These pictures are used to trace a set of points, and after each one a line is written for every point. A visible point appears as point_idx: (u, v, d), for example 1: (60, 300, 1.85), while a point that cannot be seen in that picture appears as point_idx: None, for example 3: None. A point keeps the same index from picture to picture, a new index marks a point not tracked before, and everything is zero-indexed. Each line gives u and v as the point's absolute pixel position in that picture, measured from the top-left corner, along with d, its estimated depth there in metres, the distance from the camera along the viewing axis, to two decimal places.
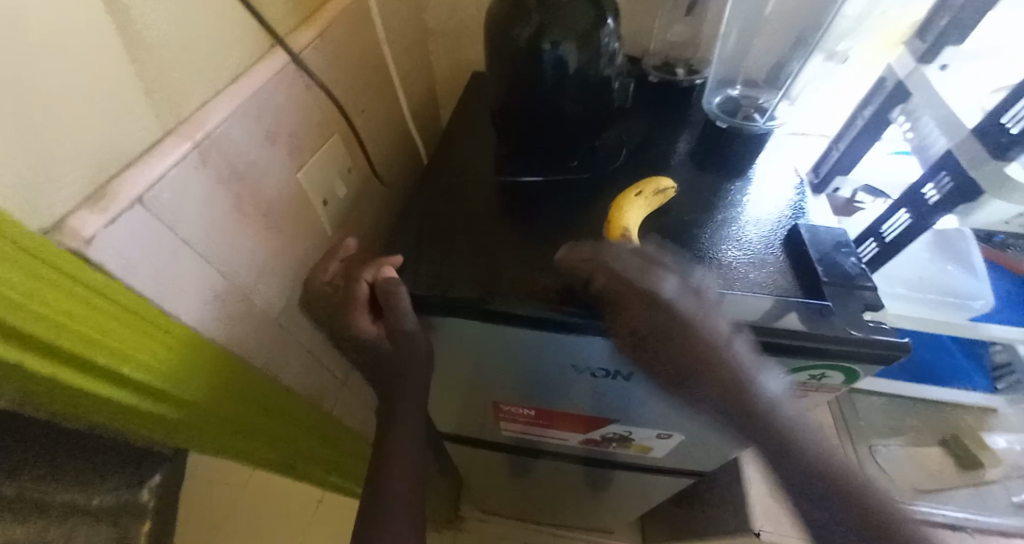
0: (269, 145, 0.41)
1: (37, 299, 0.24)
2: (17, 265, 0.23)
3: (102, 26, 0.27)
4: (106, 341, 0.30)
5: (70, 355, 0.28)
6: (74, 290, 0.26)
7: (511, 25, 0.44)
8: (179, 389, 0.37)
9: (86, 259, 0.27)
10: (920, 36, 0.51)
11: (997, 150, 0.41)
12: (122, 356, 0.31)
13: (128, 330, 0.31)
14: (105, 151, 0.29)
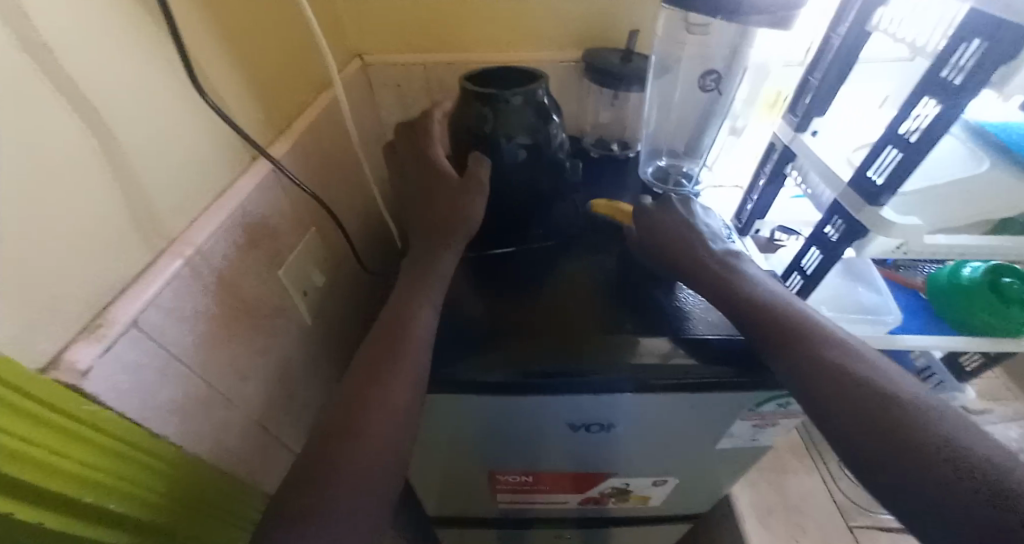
0: (252, 249, 0.42)
1: (41, 445, 0.23)
2: (13, 412, 0.22)
3: (101, 163, 0.29)
4: (115, 483, 0.28)
5: (84, 509, 0.26)
6: (71, 428, 0.25)
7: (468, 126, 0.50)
8: (172, 520, 0.32)
9: (84, 391, 0.26)
10: (793, 112, 0.64)
11: (870, 197, 0.52)
12: (131, 498, 0.29)
13: (120, 460, 0.29)
14: (101, 279, 0.29)
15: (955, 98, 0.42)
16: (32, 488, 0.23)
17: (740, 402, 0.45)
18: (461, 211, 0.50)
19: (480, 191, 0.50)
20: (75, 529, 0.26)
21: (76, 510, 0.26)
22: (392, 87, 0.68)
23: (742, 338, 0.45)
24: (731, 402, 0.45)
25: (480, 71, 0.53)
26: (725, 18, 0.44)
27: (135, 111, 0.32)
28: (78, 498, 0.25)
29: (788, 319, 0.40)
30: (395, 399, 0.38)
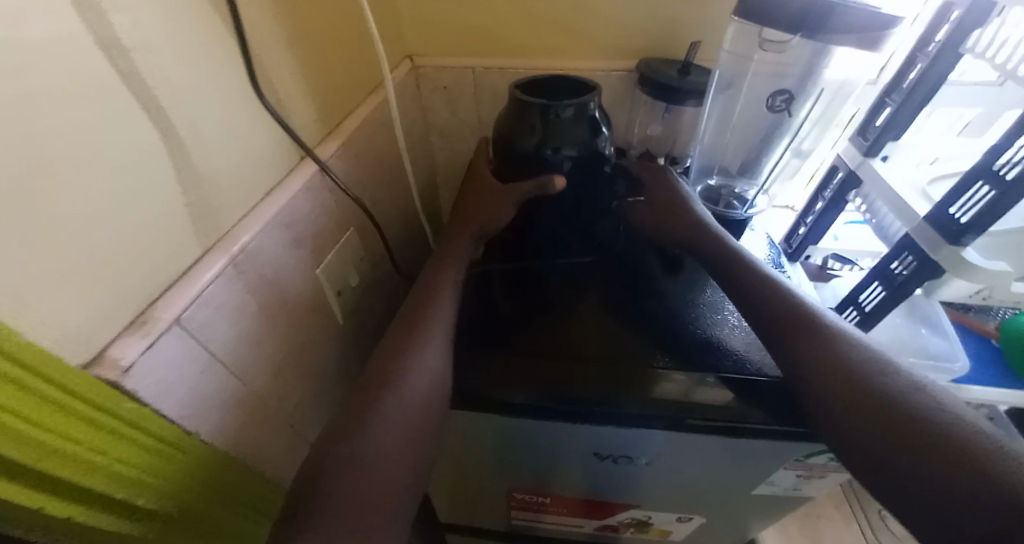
0: (294, 249, 0.43)
1: (75, 440, 0.23)
2: (49, 406, 0.22)
3: (161, 162, 0.29)
4: (145, 479, 0.28)
5: (109, 503, 0.26)
6: (106, 421, 0.25)
7: (518, 137, 0.49)
8: (193, 516, 0.32)
9: (124, 387, 0.26)
10: (863, 135, 0.60)
11: (951, 236, 0.47)
12: (158, 493, 0.29)
13: (152, 454, 0.29)
14: (152, 276, 0.30)
15: None
16: (61, 481, 0.23)
17: (788, 450, 0.42)
18: (489, 211, 0.52)
19: (511, 202, 0.52)
20: (98, 522, 0.26)
21: (102, 503, 0.26)
22: (441, 90, 0.68)
23: (777, 378, 0.41)
24: (777, 449, 0.42)
25: (538, 78, 0.51)
26: (807, 35, 0.41)
27: (199, 111, 0.32)
28: (104, 492, 0.25)
29: (871, 365, 0.36)
30: (415, 409, 0.37)
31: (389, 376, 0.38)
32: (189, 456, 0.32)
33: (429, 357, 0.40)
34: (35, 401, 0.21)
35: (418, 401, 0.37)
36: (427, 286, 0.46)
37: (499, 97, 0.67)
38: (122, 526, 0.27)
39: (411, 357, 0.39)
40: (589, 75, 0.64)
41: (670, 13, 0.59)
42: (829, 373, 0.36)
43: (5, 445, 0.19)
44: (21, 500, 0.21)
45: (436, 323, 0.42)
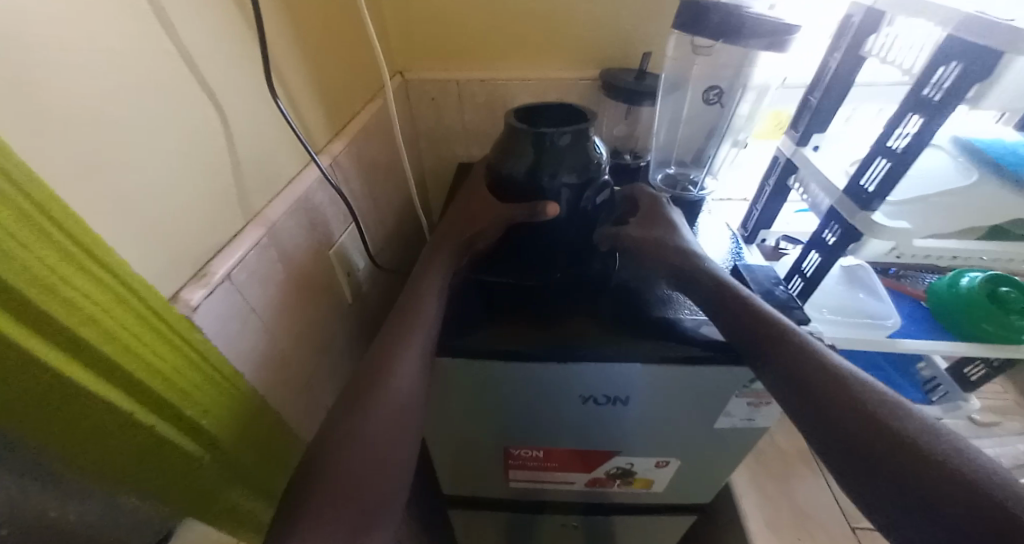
0: (311, 229, 0.49)
1: (148, 348, 0.29)
2: (131, 314, 0.28)
3: (215, 147, 0.36)
4: (199, 400, 0.34)
5: (176, 415, 0.32)
6: (177, 345, 0.32)
7: (515, 165, 0.48)
8: (232, 444, 0.37)
9: (194, 323, 0.33)
10: (795, 128, 0.71)
11: (861, 203, 0.57)
12: (212, 417, 0.35)
13: (204, 380, 0.34)
14: (208, 239, 0.36)
15: (937, 112, 0.47)
16: (141, 384, 0.29)
17: (737, 378, 0.48)
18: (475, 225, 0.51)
19: (497, 222, 0.50)
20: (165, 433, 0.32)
21: (164, 411, 0.31)
22: (429, 101, 0.77)
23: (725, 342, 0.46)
24: (727, 380, 0.49)
25: (532, 105, 0.51)
26: (729, 42, 0.50)
27: (240, 107, 0.39)
28: (172, 403, 0.31)
29: None
30: (405, 396, 0.36)
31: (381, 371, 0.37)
32: (236, 392, 0.38)
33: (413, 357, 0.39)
34: (122, 308, 0.27)
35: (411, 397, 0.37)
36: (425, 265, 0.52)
37: (481, 104, 0.76)
38: (185, 442, 0.33)
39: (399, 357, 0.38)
40: (559, 83, 0.74)
41: (624, 28, 0.69)
42: (786, 347, 0.37)
43: (93, 334, 0.25)
44: (101, 392, 0.27)
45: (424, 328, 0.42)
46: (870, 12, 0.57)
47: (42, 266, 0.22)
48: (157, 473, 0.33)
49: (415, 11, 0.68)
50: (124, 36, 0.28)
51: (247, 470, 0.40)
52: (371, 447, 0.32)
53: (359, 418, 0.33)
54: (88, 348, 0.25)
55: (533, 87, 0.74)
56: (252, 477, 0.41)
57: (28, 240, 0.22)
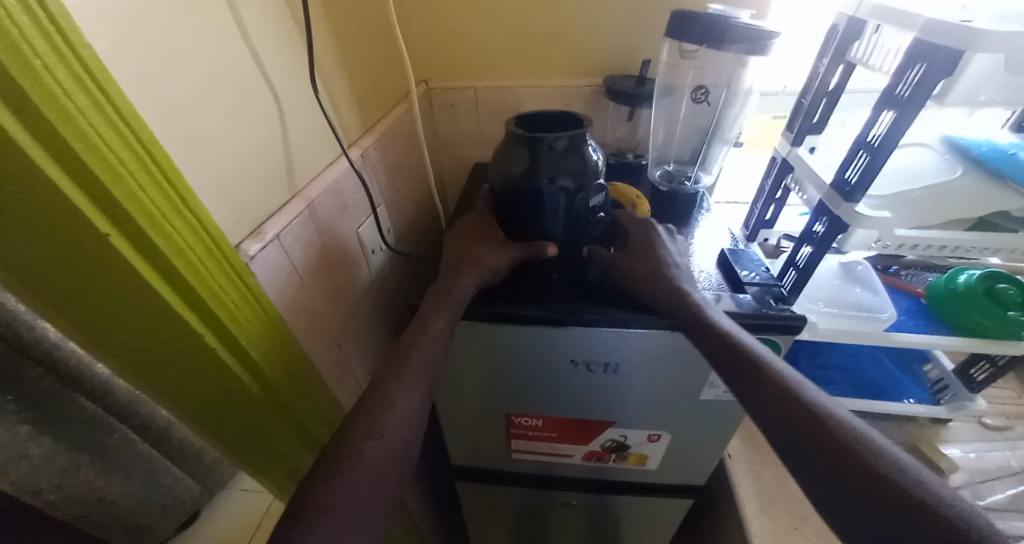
0: (343, 207, 0.56)
1: (208, 270, 0.35)
2: (200, 240, 0.34)
3: (268, 128, 0.44)
4: (245, 326, 0.39)
5: (220, 332, 0.37)
6: (242, 289, 0.39)
7: (513, 169, 0.52)
8: (267, 372, 0.43)
9: (251, 271, 0.40)
10: (790, 131, 0.75)
11: (846, 194, 0.61)
12: (263, 355, 0.42)
13: (251, 312, 0.40)
14: (260, 204, 0.44)
15: (904, 109, 0.50)
16: (210, 313, 0.36)
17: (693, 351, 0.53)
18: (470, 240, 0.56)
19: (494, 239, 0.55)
20: (224, 358, 0.39)
21: (212, 326, 0.37)
22: (451, 105, 0.84)
23: (669, 327, 0.50)
24: (692, 354, 0.54)
25: (533, 113, 0.55)
26: (712, 47, 0.56)
27: (292, 99, 0.47)
28: (220, 322, 0.37)
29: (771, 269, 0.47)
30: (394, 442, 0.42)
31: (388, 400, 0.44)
32: (286, 340, 0.44)
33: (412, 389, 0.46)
34: (195, 234, 0.34)
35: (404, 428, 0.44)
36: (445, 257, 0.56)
37: (497, 108, 0.84)
38: (227, 358, 0.39)
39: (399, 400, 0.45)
40: (567, 89, 0.81)
41: (626, 39, 0.76)
42: (768, 378, 0.41)
43: (165, 247, 0.31)
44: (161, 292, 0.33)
45: (421, 359, 0.47)
46: (853, 19, 0.61)
47: (150, 205, 0.30)
48: (204, 383, 0.39)
49: (438, 26, 0.77)
50: (207, 37, 0.36)
51: (284, 404, 0.46)
52: (364, 476, 0.40)
53: (361, 448, 0.41)
54: (159, 257, 0.31)
55: (543, 93, 0.82)
56: (286, 411, 0.47)
57: (145, 185, 0.29)
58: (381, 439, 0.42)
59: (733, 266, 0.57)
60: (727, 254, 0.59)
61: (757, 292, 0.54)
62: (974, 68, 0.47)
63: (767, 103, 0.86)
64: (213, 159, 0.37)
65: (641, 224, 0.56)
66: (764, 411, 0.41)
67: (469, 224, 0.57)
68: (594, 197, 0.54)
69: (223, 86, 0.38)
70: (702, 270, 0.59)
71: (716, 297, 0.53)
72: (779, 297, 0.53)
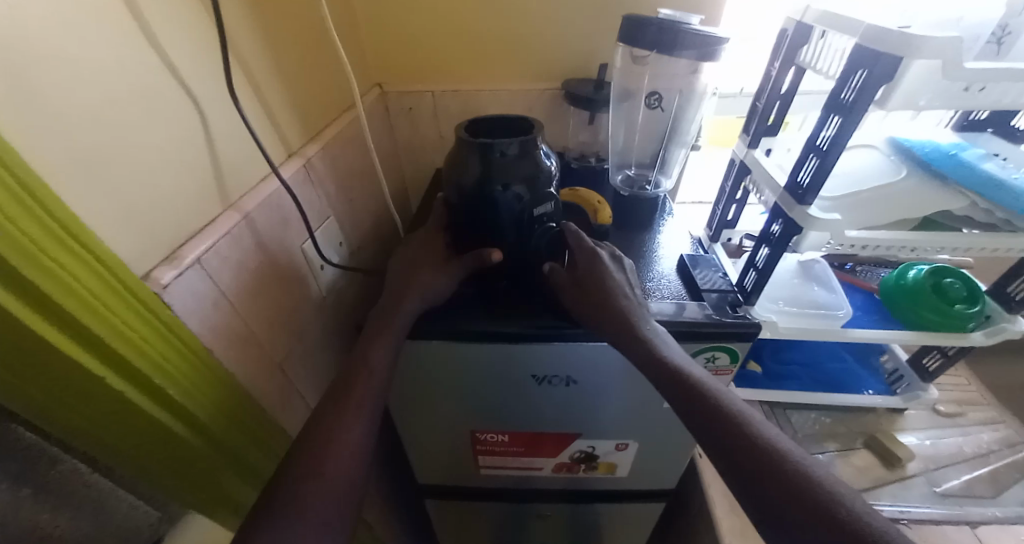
0: (285, 223, 0.53)
1: (105, 304, 0.32)
2: (92, 272, 0.31)
3: (190, 141, 0.40)
4: (159, 358, 0.36)
5: (126, 370, 0.34)
6: (149, 321, 0.35)
7: (465, 177, 0.50)
8: (190, 405, 0.39)
9: (163, 300, 0.36)
10: (746, 133, 0.76)
11: (798, 198, 0.61)
12: (181, 388, 0.38)
13: (163, 343, 0.37)
14: (181, 225, 0.40)
15: (850, 113, 0.51)
16: (112, 351, 0.33)
17: (627, 368, 0.54)
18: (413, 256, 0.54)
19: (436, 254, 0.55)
20: (135, 399, 0.35)
21: (115, 364, 0.33)
22: (408, 110, 0.82)
23: (600, 343, 0.50)
24: (625, 368, 0.54)
25: (474, 121, 0.53)
26: (664, 53, 0.55)
27: (219, 110, 0.44)
28: (125, 357, 0.34)
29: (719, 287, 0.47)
30: (340, 481, 0.40)
31: (335, 430, 0.42)
32: (209, 372, 0.41)
33: (358, 418, 0.44)
34: (86, 267, 0.30)
35: (353, 454, 0.42)
36: (396, 270, 0.54)
37: (456, 113, 0.82)
38: (136, 397, 0.35)
39: (341, 431, 0.42)
40: (527, 93, 0.80)
41: (583, 43, 0.75)
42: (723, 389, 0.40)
43: (50, 285, 0.28)
44: (48, 337, 0.29)
45: (367, 391, 0.46)
46: (800, 24, 0.61)
47: (23, 238, 0.26)
48: (115, 427, 0.35)
49: (390, 29, 0.74)
50: (109, 45, 0.33)
51: (216, 437, 0.43)
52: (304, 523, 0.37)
53: (302, 484, 0.39)
54: (43, 297, 0.28)
55: (503, 98, 0.80)
56: (218, 445, 0.43)
57: (15, 216, 0.26)
58: (322, 479, 0.40)
59: (691, 272, 0.57)
60: (686, 259, 0.59)
61: (715, 299, 0.53)
62: (914, 73, 0.48)
63: (725, 106, 0.87)
64: (118, 178, 0.33)
65: (580, 245, 0.52)
66: (701, 431, 0.39)
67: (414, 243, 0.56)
68: (536, 211, 0.52)
69: (129, 98, 0.34)
70: (661, 276, 0.58)
71: (676, 307, 0.52)
72: (735, 304, 0.53)
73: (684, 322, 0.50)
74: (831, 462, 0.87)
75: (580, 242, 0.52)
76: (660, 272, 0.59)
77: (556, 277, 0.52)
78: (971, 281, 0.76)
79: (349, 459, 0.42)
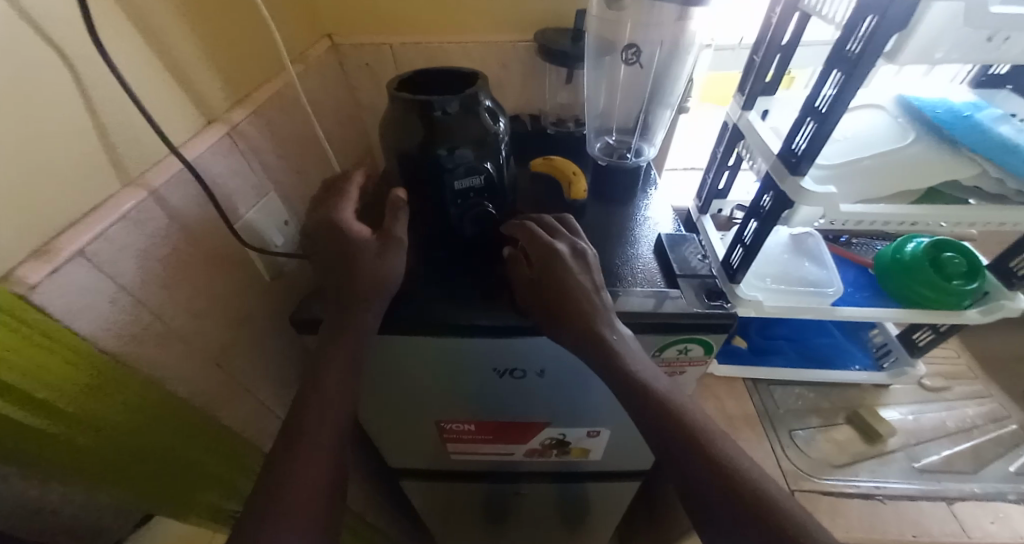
0: (205, 201, 0.47)
1: None
2: None
3: (61, 108, 0.34)
4: (34, 370, 0.32)
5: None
6: (13, 330, 0.30)
7: (405, 141, 0.45)
8: (84, 411, 0.36)
9: (30, 302, 0.31)
10: (741, 91, 0.68)
11: (791, 167, 0.55)
12: (69, 396, 0.34)
13: (37, 351, 0.32)
14: (58, 210, 0.34)
15: (854, 68, 0.44)
16: None
17: (582, 363, 0.50)
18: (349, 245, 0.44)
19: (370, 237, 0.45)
20: (27, 421, 0.32)
21: None
22: (364, 67, 0.73)
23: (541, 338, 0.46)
24: (577, 362, 0.50)
25: (411, 75, 0.48)
26: None
27: (104, 70, 0.37)
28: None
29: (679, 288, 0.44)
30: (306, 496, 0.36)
31: (305, 428, 0.39)
32: (112, 376, 0.37)
33: (332, 407, 0.41)
34: None
35: (329, 439, 0.39)
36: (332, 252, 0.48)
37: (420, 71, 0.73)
38: (19, 414, 0.31)
39: (300, 426, 0.39)
40: (498, 47, 0.71)
41: None
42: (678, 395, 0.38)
43: None
44: None
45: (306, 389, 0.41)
46: None
47: None
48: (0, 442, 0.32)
49: None
50: None
51: (125, 438, 0.39)
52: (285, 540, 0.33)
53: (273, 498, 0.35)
54: None
55: (471, 53, 0.71)
56: (133, 445, 0.40)
57: None
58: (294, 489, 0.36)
59: (669, 256, 0.52)
60: (664, 239, 0.54)
61: (692, 285, 0.48)
62: (928, 22, 0.41)
63: (721, 60, 0.80)
64: None
65: (534, 241, 0.46)
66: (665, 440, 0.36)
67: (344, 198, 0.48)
68: (481, 176, 0.48)
69: None
70: (637, 258, 0.53)
71: (652, 298, 0.47)
72: (714, 291, 0.48)
73: (655, 313, 0.45)
74: (811, 436, 0.87)
75: (533, 237, 0.46)
76: (635, 254, 0.54)
77: (515, 272, 0.47)
78: (973, 256, 0.71)
79: (321, 445, 0.39)
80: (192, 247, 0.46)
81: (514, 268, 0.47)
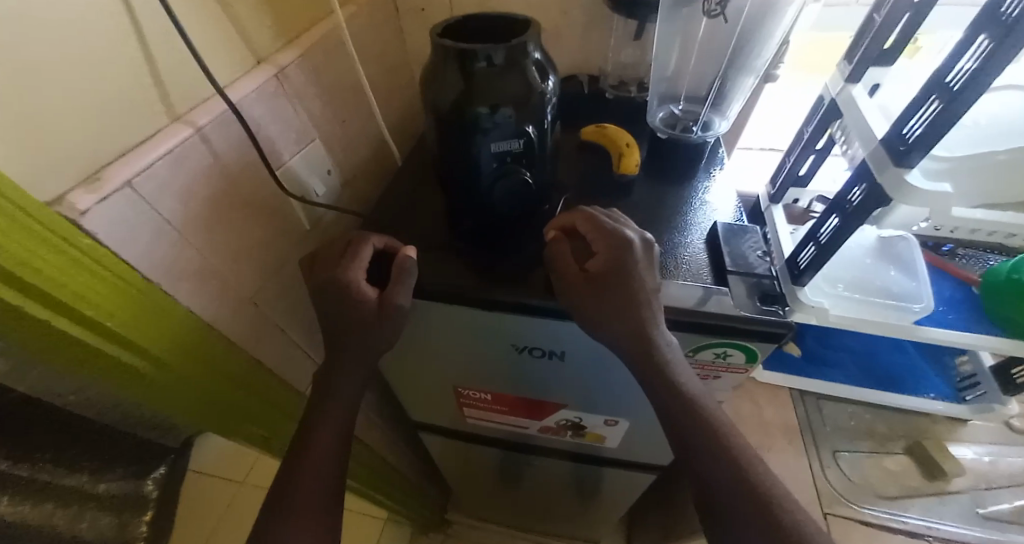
0: (248, 144, 0.47)
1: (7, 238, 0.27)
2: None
3: (109, 36, 0.33)
4: (83, 291, 0.33)
5: (49, 299, 0.31)
6: (66, 251, 0.31)
7: (443, 95, 0.41)
8: (128, 332, 0.37)
9: (80, 227, 0.31)
10: (848, 60, 0.57)
11: (897, 157, 0.46)
12: (116, 317, 0.36)
13: (89, 273, 0.33)
14: (104, 141, 0.34)
15: (1012, 34, 0.34)
16: (30, 287, 0.30)
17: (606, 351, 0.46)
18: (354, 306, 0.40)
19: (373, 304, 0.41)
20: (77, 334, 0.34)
21: (33, 294, 0.30)
22: (417, 12, 0.69)
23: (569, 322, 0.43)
24: (601, 351, 0.47)
25: (458, 21, 0.44)
26: None
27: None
28: (40, 287, 0.30)
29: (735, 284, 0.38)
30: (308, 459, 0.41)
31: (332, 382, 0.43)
32: (154, 302, 0.39)
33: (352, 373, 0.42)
34: None
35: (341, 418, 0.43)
36: None
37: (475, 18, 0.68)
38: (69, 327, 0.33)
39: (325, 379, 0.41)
40: None
41: None
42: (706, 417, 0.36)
43: None
44: None
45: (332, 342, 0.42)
46: None
47: None
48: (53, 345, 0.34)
49: None
50: None
51: (165, 362, 0.41)
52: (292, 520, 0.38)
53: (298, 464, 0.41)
54: None
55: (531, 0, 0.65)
56: (170, 370, 0.42)
57: None
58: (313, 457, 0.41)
59: (721, 249, 0.46)
60: (721, 228, 0.48)
61: (744, 285, 0.43)
62: None
63: (827, 17, 0.68)
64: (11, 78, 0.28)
65: (608, 233, 0.40)
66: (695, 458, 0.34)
67: (357, 261, 0.42)
68: (521, 140, 0.44)
69: None
70: (684, 247, 0.48)
71: (694, 293, 0.42)
72: (769, 294, 0.42)
73: (695, 311, 0.41)
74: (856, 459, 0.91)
75: (609, 229, 0.40)
76: (684, 241, 0.48)
77: (565, 254, 0.40)
78: None
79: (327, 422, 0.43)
80: (232, 189, 0.46)
81: (564, 252, 0.40)
